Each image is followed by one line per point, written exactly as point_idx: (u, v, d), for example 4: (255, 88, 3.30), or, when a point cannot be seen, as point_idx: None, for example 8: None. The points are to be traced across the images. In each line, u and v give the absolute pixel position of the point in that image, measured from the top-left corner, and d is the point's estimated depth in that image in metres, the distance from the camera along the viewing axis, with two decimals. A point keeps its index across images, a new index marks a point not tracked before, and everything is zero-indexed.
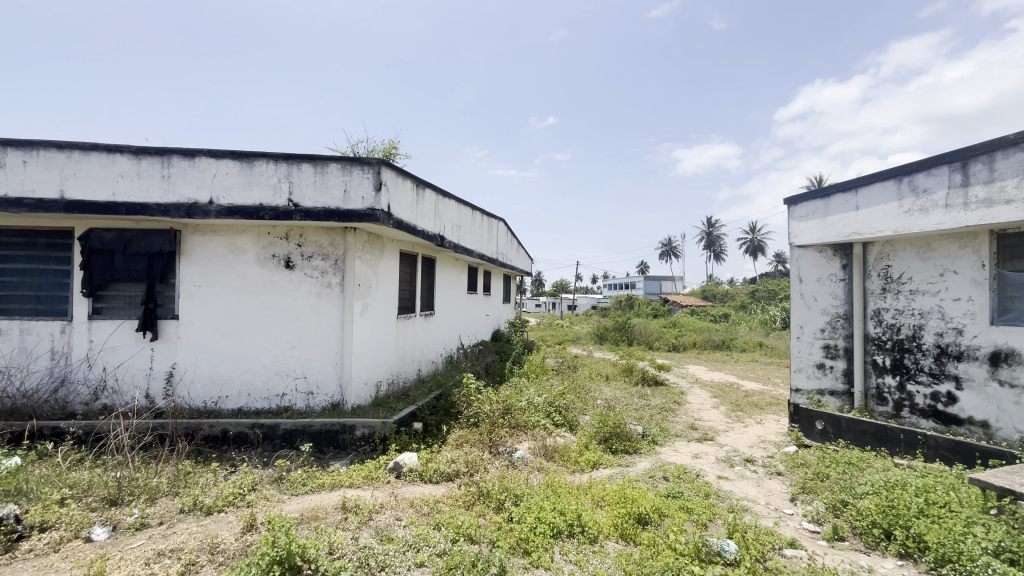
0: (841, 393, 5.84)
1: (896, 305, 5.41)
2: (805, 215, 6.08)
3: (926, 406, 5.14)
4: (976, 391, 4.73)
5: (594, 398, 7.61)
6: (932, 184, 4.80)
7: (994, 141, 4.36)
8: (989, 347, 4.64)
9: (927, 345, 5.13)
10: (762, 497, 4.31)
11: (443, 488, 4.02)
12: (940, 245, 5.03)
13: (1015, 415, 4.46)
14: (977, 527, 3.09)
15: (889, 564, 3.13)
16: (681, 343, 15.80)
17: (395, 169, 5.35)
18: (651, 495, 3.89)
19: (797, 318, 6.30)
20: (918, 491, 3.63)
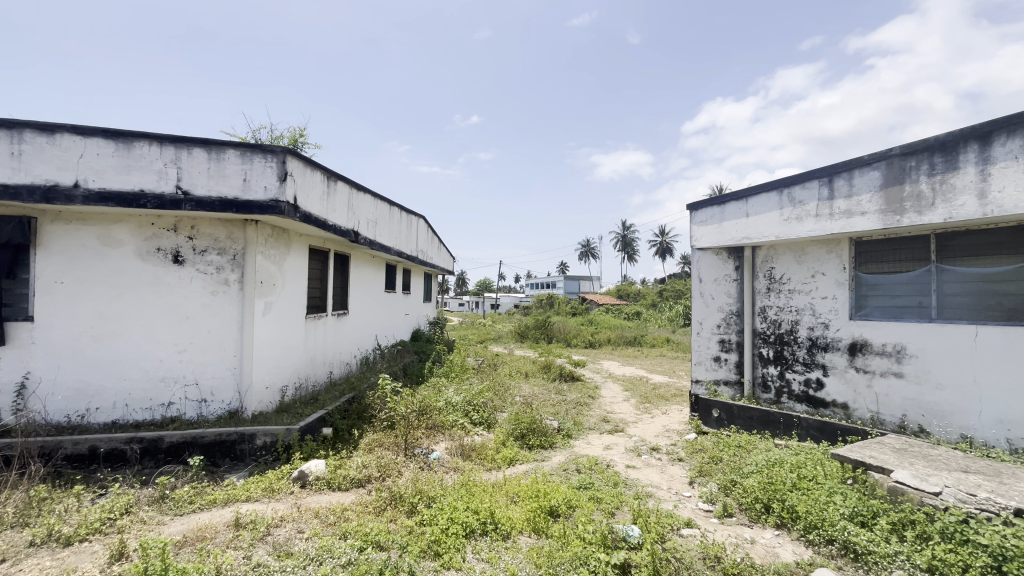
0: (733, 383, 6.43)
1: (777, 302, 6.07)
2: (704, 220, 6.62)
3: (800, 391, 5.81)
4: (838, 376, 5.43)
5: (512, 395, 7.72)
6: (806, 196, 5.43)
7: (852, 161, 5.03)
8: (848, 339, 5.35)
9: (802, 337, 5.79)
10: (665, 482, 4.62)
11: (352, 495, 3.84)
12: (812, 249, 5.72)
13: (867, 397, 5.18)
14: (837, 496, 3.55)
15: (768, 534, 3.48)
16: (596, 340, 16.54)
17: (302, 159, 5.02)
18: (563, 488, 4.01)
19: (697, 315, 6.85)
20: (792, 467, 4.10)
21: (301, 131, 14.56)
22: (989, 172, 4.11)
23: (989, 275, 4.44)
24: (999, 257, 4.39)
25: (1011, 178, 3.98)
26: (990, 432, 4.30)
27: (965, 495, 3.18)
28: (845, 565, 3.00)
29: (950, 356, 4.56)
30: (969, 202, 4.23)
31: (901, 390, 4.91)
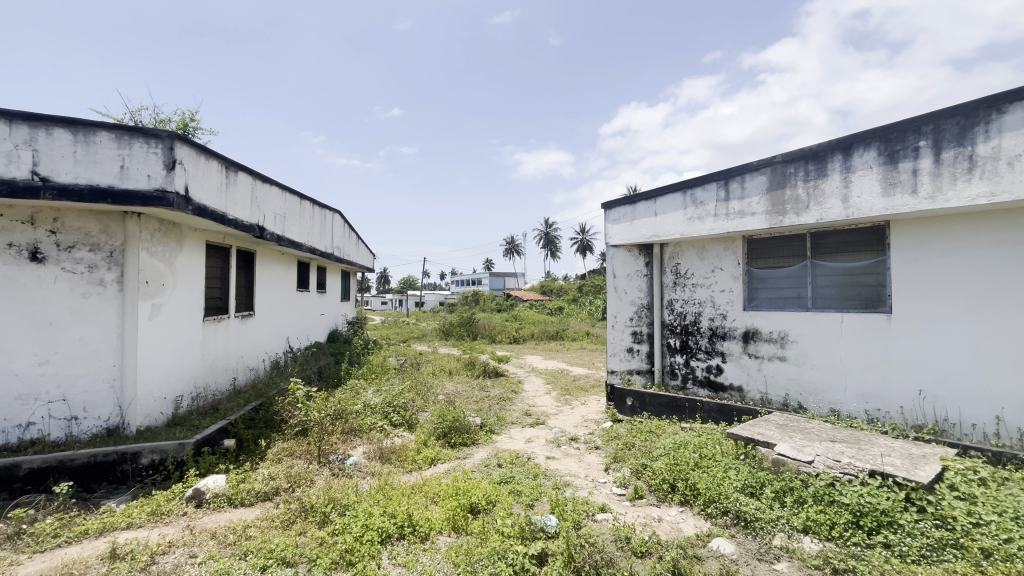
0: (645, 372, 6.83)
1: (683, 296, 6.53)
2: (617, 218, 6.95)
3: (702, 377, 6.30)
4: (735, 362, 5.96)
5: (434, 394, 7.61)
6: (706, 197, 5.90)
7: (744, 166, 5.54)
8: (742, 328, 5.89)
9: (704, 327, 6.29)
10: (582, 471, 4.81)
11: (257, 509, 3.57)
12: (711, 247, 6.23)
13: (758, 380, 5.73)
14: (731, 471, 3.90)
15: (674, 511, 3.74)
16: (520, 335, 16.79)
17: (195, 147, 4.56)
18: (485, 484, 4.03)
19: (612, 309, 7.19)
20: (695, 448, 4.45)
21: (194, 116, 13.20)
22: (850, 179, 4.71)
23: (852, 268, 5.09)
24: (859, 253, 5.05)
25: (867, 185, 4.60)
26: (853, 405, 4.95)
27: (832, 461, 3.62)
28: (737, 533, 3.30)
29: (822, 340, 5.19)
30: (835, 205, 4.82)
31: (784, 372, 5.49)
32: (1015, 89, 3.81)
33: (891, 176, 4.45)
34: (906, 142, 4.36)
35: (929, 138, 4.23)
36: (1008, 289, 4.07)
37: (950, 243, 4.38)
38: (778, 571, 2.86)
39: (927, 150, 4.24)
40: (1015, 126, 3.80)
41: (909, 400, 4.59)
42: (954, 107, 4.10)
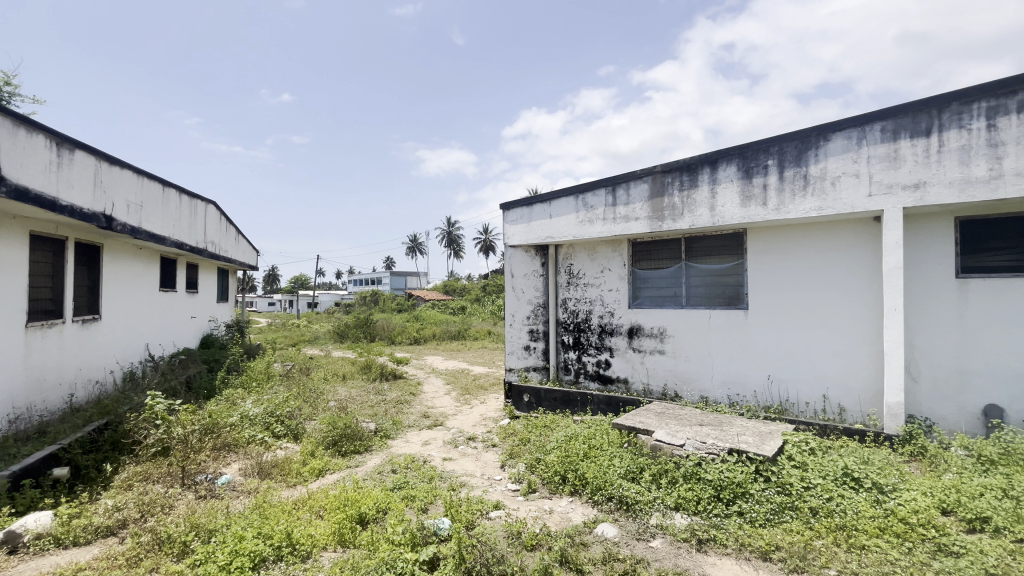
0: (541, 369, 7.06)
1: (576, 295, 6.86)
2: (515, 219, 7.10)
3: (593, 371, 6.67)
4: (621, 356, 6.40)
5: (325, 400, 7.14)
6: (595, 201, 6.25)
7: (628, 174, 5.96)
8: (628, 324, 6.34)
9: (594, 324, 6.67)
10: (478, 470, 4.82)
11: (96, 548, 3.05)
12: (601, 248, 6.62)
13: (641, 372, 6.21)
14: (616, 459, 4.18)
15: (564, 502, 3.90)
16: (421, 336, 16.44)
17: (9, 117, 3.77)
18: (376, 492, 3.85)
19: (510, 308, 7.33)
20: (584, 440, 4.68)
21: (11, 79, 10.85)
22: (716, 190, 5.29)
23: (718, 270, 5.71)
24: (723, 257, 5.69)
25: (729, 196, 5.20)
26: (718, 391, 5.58)
27: (699, 443, 4.01)
28: (619, 516, 3.53)
29: (693, 334, 5.77)
30: (704, 213, 5.38)
31: (663, 364, 6.02)
32: (836, 121, 4.55)
33: (747, 189, 5.08)
34: (759, 160, 5.01)
35: (775, 158, 4.90)
36: (832, 288, 4.86)
37: (792, 249, 5.12)
38: (653, 548, 3.10)
39: (774, 168, 4.91)
40: (836, 152, 4.55)
41: (761, 384, 5.29)
42: (794, 132, 4.79)
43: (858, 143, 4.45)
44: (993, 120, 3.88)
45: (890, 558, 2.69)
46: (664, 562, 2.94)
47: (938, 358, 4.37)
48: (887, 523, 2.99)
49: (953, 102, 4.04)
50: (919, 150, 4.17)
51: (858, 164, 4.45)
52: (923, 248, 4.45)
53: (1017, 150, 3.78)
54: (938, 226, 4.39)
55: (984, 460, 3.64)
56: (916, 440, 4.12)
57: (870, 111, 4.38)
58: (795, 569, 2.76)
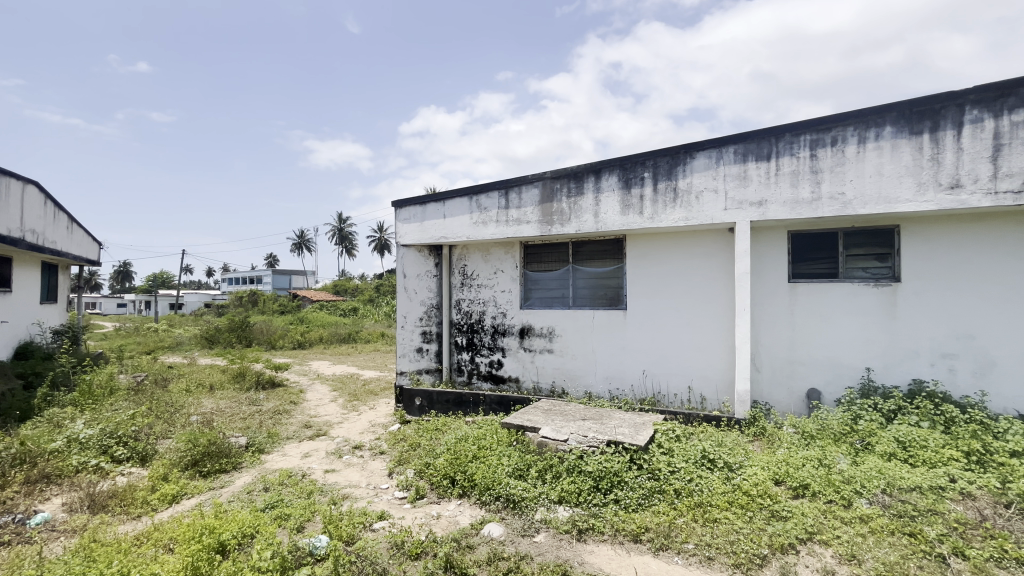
0: (433, 371, 6.94)
1: (469, 296, 6.87)
2: (407, 218, 6.91)
3: (485, 371, 6.73)
4: (513, 356, 6.54)
5: (185, 415, 6.27)
6: (489, 203, 6.31)
7: (520, 178, 6.11)
8: (519, 324, 6.50)
9: (487, 325, 6.73)
10: (364, 479, 4.57)
11: None
12: (494, 250, 6.71)
13: (531, 370, 6.40)
14: (504, 457, 4.24)
15: (452, 505, 3.85)
16: (306, 340, 15.27)
17: None
18: (242, 514, 3.45)
19: (402, 309, 7.11)
20: (475, 441, 4.69)
21: None
22: (600, 198, 5.64)
23: (601, 273, 6.09)
24: (606, 261, 6.08)
25: (611, 204, 5.57)
26: (600, 386, 5.95)
27: (581, 437, 4.23)
28: (506, 514, 3.58)
29: (579, 333, 6.09)
30: (589, 219, 5.70)
31: (551, 362, 6.27)
32: (699, 142, 5.11)
33: (627, 199, 5.48)
34: (636, 172, 5.44)
35: (650, 171, 5.36)
36: (696, 290, 5.44)
37: (663, 255, 5.64)
38: (537, 543, 3.19)
39: (649, 180, 5.36)
40: (699, 169, 5.11)
41: (637, 378, 5.74)
42: (666, 149, 5.28)
43: (716, 163, 5.04)
44: (815, 150, 4.64)
45: (736, 527, 3.08)
46: (547, 555, 3.04)
47: (775, 351, 5.11)
48: (735, 496, 3.41)
49: (787, 132, 4.75)
50: (762, 172, 4.85)
51: (716, 181, 5.04)
52: (764, 256, 5.18)
53: (832, 177, 4.56)
54: (775, 238, 5.14)
55: (807, 435, 4.32)
56: (758, 422, 4.76)
57: (725, 135, 4.99)
58: (660, 547, 3.03)
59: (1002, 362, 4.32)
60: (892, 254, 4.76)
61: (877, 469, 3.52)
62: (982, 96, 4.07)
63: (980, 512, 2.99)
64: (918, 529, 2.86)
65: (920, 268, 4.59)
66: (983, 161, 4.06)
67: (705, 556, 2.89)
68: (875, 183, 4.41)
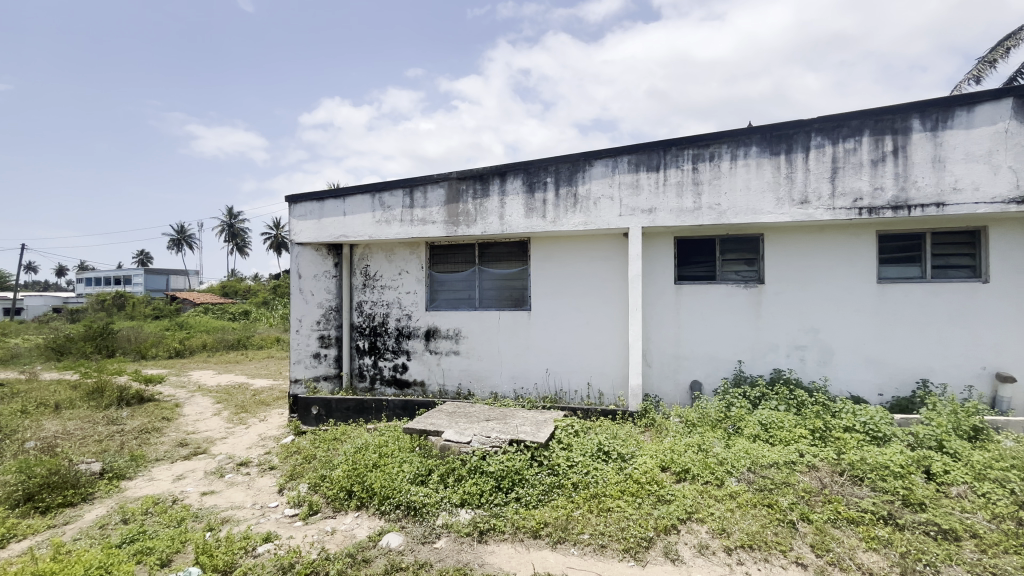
0: (332, 377, 6.55)
1: (372, 297, 6.60)
2: (303, 214, 6.46)
3: (389, 376, 6.51)
4: (418, 359, 6.39)
5: (18, 441, 5.26)
6: (393, 202, 6.11)
7: (425, 177, 5.99)
8: (424, 326, 6.36)
9: (391, 328, 6.50)
10: (248, 499, 4.17)
11: None
12: (398, 250, 6.51)
13: (437, 373, 6.31)
14: (405, 464, 4.12)
15: (349, 518, 3.65)
16: (185, 348, 13.63)
17: None
18: (91, 553, 2.97)
19: (296, 312, 6.61)
20: (374, 449, 4.50)
21: None
22: (505, 200, 5.72)
23: (506, 274, 6.17)
24: (511, 263, 6.17)
25: (515, 207, 5.67)
26: (505, 386, 6.03)
27: (484, 438, 4.23)
28: (406, 523, 3.47)
29: (485, 335, 6.12)
30: (494, 221, 5.76)
31: (457, 364, 6.22)
32: (597, 151, 5.39)
33: (530, 202, 5.62)
34: (539, 177, 5.59)
35: (552, 176, 5.54)
36: (594, 291, 5.73)
37: (565, 257, 5.86)
38: (437, 549, 3.13)
39: (551, 185, 5.54)
40: (597, 177, 5.39)
41: (540, 377, 5.91)
42: (567, 155, 5.50)
43: (612, 171, 5.35)
44: (696, 164, 5.11)
45: (626, 514, 3.28)
46: (447, 560, 2.99)
47: (663, 347, 5.55)
48: (626, 485, 3.64)
49: (673, 146, 5.18)
50: (652, 182, 5.24)
51: (613, 188, 5.35)
52: (654, 260, 5.60)
53: (710, 189, 5.06)
54: (663, 243, 5.58)
55: (689, 423, 4.74)
56: (649, 414, 5.13)
57: (619, 146, 5.31)
58: (558, 540, 3.13)
59: (840, 351, 5.09)
60: (758, 258, 5.40)
61: (745, 450, 3.96)
62: (825, 125, 4.76)
63: (821, 481, 3.49)
64: (775, 501, 3.27)
65: (779, 271, 5.26)
66: (826, 181, 4.75)
67: (599, 544, 3.04)
68: (744, 196, 4.97)
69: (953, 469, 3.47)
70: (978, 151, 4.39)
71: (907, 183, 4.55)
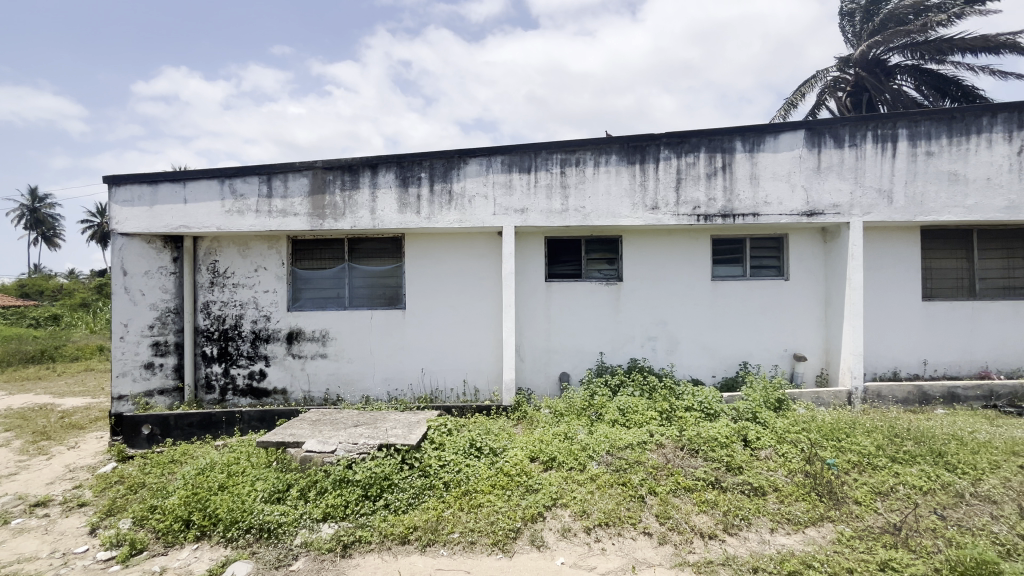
0: (170, 390, 5.63)
1: (221, 297, 5.83)
2: (129, 199, 5.45)
3: (244, 385, 5.82)
4: (278, 365, 5.81)
5: None
6: (246, 190, 5.46)
7: (286, 165, 5.46)
8: (286, 328, 5.80)
9: (245, 331, 5.81)
10: (45, 548, 3.38)
11: None
12: (254, 244, 5.84)
13: (301, 379, 5.80)
14: (258, 482, 3.69)
15: (185, 553, 3.16)
16: None
17: None
18: None
19: (120, 315, 5.54)
20: (221, 469, 3.96)
21: None
22: (376, 194, 5.45)
23: (379, 271, 5.89)
24: (383, 259, 5.91)
25: (388, 201, 5.44)
26: (378, 388, 5.77)
27: (351, 445, 3.98)
28: (258, 548, 3.12)
29: (355, 335, 5.78)
30: (365, 216, 5.46)
31: (325, 368, 5.79)
32: (472, 148, 5.41)
33: (404, 197, 5.44)
34: (413, 171, 5.43)
35: (426, 171, 5.42)
36: (469, 289, 5.75)
37: (440, 254, 5.79)
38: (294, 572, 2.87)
39: (426, 180, 5.42)
40: (472, 175, 5.41)
41: (416, 377, 5.77)
42: (441, 151, 5.43)
43: (486, 170, 5.41)
44: (564, 168, 5.40)
45: (496, 508, 3.33)
46: None
47: (536, 341, 5.79)
48: (497, 479, 3.70)
49: (543, 150, 5.41)
50: (525, 183, 5.41)
51: (486, 187, 5.42)
52: (527, 258, 5.80)
53: (577, 193, 5.39)
54: (535, 242, 5.82)
55: (557, 413, 5.00)
56: (521, 406, 5.30)
57: (493, 145, 5.39)
58: (427, 543, 3.06)
59: (683, 341, 5.79)
60: (617, 258, 5.89)
61: (605, 435, 4.29)
62: (671, 140, 5.36)
63: (666, 456, 3.92)
64: (628, 478, 3.59)
65: (635, 270, 5.81)
66: (672, 190, 5.36)
67: (468, 541, 3.05)
68: (605, 200, 5.38)
69: (763, 435, 4.15)
70: (781, 172, 5.32)
71: (732, 195, 5.33)
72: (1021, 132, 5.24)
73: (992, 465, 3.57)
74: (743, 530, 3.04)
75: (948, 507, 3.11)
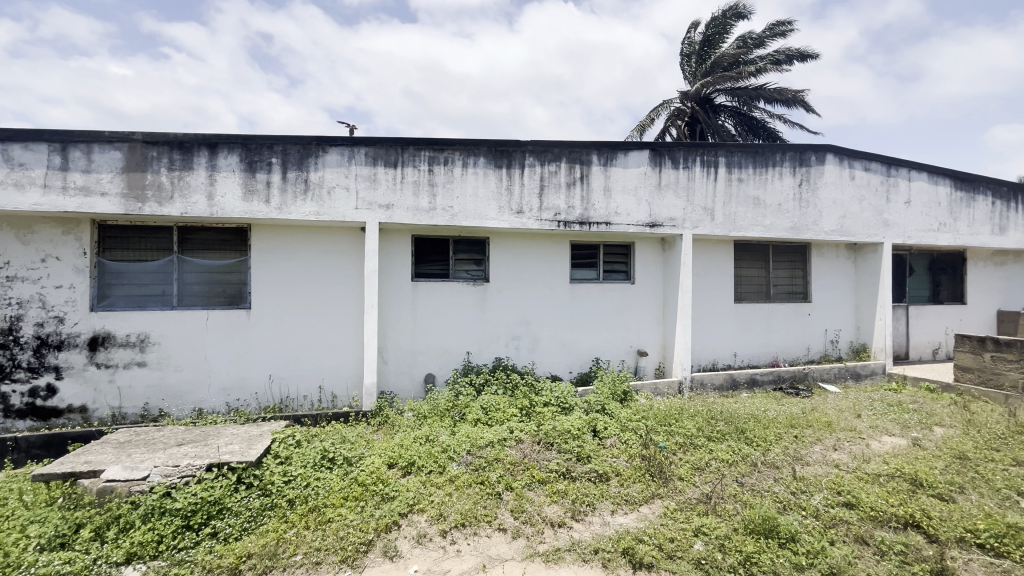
0: None
1: None
2: None
3: (22, 405, 4.64)
4: (75, 377, 4.74)
5: None
6: (29, 159, 4.36)
7: (90, 133, 4.49)
8: (87, 333, 4.77)
9: (25, 337, 4.64)
10: None
11: None
12: (41, 228, 4.69)
13: (108, 394, 4.81)
14: (32, 527, 2.90)
15: None
16: None
17: None
18: None
19: None
20: None
21: None
22: (215, 177, 4.77)
23: (217, 266, 5.15)
24: (223, 252, 5.18)
25: (229, 187, 4.79)
26: (214, 400, 5.05)
27: (169, 469, 3.40)
28: None
29: (184, 339, 4.97)
30: (200, 201, 4.73)
31: (142, 379, 4.88)
32: (332, 136, 5.03)
33: (250, 183, 4.83)
34: (262, 156, 4.87)
35: (278, 157, 4.90)
36: (326, 288, 5.33)
37: (293, 249, 5.27)
38: None
39: (277, 166, 4.90)
40: (332, 164, 5.03)
41: (261, 385, 5.17)
42: (296, 136, 4.95)
43: (348, 161, 5.08)
44: (431, 166, 5.31)
45: (347, 522, 3.11)
46: None
47: (399, 342, 5.59)
48: (350, 490, 3.46)
49: (410, 146, 5.26)
50: (390, 178, 5.19)
51: (348, 179, 5.08)
52: (391, 256, 5.58)
53: (444, 192, 5.34)
54: (401, 240, 5.62)
55: (420, 416, 4.88)
56: (383, 411, 5.06)
57: (357, 136, 5.08)
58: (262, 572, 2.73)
59: (544, 340, 6.10)
60: (484, 259, 5.97)
61: (465, 435, 4.30)
62: (535, 148, 5.60)
63: (523, 451, 4.07)
64: (486, 477, 3.64)
65: (500, 271, 5.95)
66: (535, 196, 5.60)
67: (312, 562, 2.79)
68: (472, 201, 5.42)
69: (609, 425, 4.54)
70: (629, 186, 5.90)
71: (589, 204, 5.76)
72: (801, 169, 6.55)
73: (777, 437, 4.38)
74: (588, 515, 3.27)
75: (746, 475, 3.73)
